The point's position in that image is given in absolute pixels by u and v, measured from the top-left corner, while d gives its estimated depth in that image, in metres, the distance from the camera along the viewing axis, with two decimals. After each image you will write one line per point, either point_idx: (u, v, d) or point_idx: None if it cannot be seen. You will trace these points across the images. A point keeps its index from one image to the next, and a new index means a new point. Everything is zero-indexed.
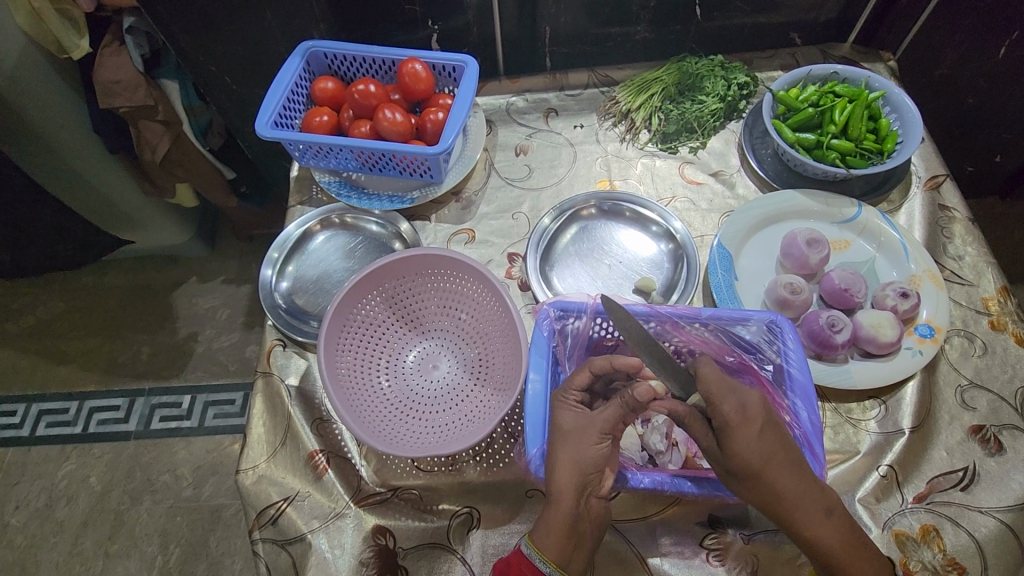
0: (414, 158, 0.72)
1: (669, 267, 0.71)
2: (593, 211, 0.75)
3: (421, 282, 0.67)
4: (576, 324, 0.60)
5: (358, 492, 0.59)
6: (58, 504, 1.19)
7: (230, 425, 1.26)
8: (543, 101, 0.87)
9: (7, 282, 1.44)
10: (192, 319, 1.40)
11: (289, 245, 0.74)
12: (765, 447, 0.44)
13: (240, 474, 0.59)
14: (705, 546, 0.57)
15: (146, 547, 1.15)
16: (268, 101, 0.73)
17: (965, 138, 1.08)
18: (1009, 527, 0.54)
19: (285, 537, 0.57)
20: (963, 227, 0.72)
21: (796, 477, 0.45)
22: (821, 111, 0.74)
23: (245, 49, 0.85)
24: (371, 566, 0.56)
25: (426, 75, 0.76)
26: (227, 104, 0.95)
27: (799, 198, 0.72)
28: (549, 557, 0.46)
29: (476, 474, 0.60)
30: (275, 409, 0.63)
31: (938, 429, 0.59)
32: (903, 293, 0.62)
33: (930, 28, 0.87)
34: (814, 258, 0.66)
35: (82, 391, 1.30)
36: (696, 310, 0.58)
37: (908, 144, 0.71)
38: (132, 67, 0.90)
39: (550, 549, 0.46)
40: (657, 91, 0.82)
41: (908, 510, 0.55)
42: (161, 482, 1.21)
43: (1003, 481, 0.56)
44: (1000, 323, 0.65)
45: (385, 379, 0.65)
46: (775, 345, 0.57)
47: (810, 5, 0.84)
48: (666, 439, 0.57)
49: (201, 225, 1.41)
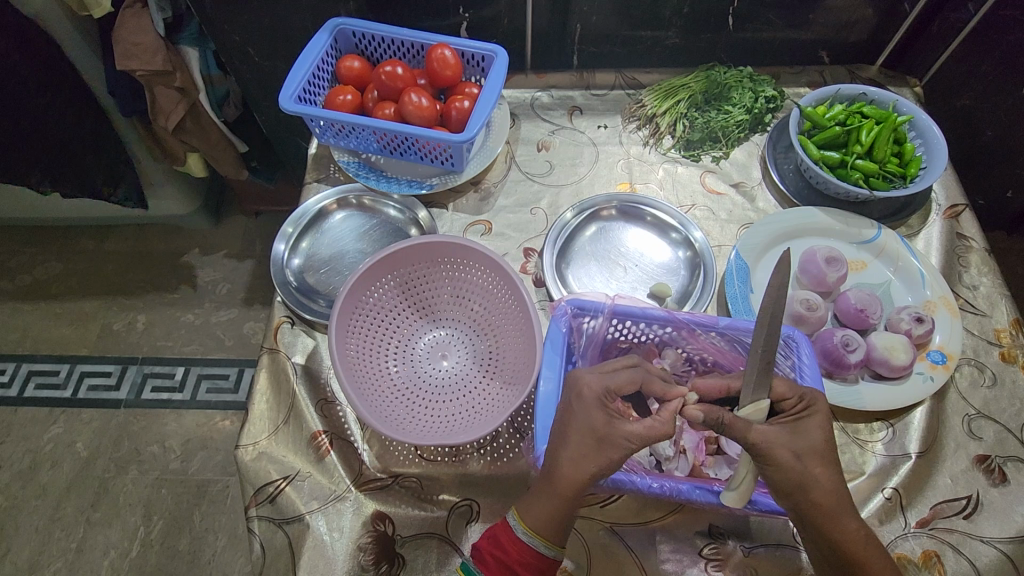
0: (437, 144, 0.72)
1: (686, 274, 0.71)
2: (613, 212, 0.75)
3: (436, 270, 0.66)
4: (591, 324, 0.60)
5: (359, 477, 0.58)
6: (42, 467, 1.18)
7: (222, 400, 1.25)
8: (568, 98, 0.86)
9: (6, 239, 1.42)
10: (190, 291, 1.38)
11: (305, 221, 0.73)
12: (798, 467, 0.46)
13: (241, 449, 0.58)
14: (705, 555, 0.56)
15: (129, 517, 1.13)
16: (294, 75, 0.72)
17: (980, 172, 1.09)
18: (1010, 558, 0.54)
19: (283, 515, 0.56)
20: (979, 257, 0.72)
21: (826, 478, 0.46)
22: (847, 131, 0.74)
23: (271, 23, 0.83)
24: (369, 552, 0.55)
25: (455, 62, 0.75)
26: (247, 76, 0.93)
27: (819, 216, 0.72)
28: (532, 528, 0.47)
29: (479, 467, 0.60)
30: (280, 386, 0.62)
31: (944, 456, 0.59)
32: (918, 318, 0.62)
33: (957, 58, 0.87)
34: (831, 276, 0.66)
35: (75, 355, 1.28)
36: (712, 319, 0.58)
37: (933, 170, 0.71)
38: (153, 30, 0.88)
39: (535, 520, 0.47)
40: (684, 98, 0.81)
41: (910, 534, 0.55)
42: (148, 453, 1.19)
43: (1005, 512, 0.56)
44: (1010, 355, 0.65)
45: (393, 365, 0.64)
46: (790, 359, 0.57)
47: (842, 25, 0.84)
48: (675, 445, 0.57)
49: (207, 197, 1.40)
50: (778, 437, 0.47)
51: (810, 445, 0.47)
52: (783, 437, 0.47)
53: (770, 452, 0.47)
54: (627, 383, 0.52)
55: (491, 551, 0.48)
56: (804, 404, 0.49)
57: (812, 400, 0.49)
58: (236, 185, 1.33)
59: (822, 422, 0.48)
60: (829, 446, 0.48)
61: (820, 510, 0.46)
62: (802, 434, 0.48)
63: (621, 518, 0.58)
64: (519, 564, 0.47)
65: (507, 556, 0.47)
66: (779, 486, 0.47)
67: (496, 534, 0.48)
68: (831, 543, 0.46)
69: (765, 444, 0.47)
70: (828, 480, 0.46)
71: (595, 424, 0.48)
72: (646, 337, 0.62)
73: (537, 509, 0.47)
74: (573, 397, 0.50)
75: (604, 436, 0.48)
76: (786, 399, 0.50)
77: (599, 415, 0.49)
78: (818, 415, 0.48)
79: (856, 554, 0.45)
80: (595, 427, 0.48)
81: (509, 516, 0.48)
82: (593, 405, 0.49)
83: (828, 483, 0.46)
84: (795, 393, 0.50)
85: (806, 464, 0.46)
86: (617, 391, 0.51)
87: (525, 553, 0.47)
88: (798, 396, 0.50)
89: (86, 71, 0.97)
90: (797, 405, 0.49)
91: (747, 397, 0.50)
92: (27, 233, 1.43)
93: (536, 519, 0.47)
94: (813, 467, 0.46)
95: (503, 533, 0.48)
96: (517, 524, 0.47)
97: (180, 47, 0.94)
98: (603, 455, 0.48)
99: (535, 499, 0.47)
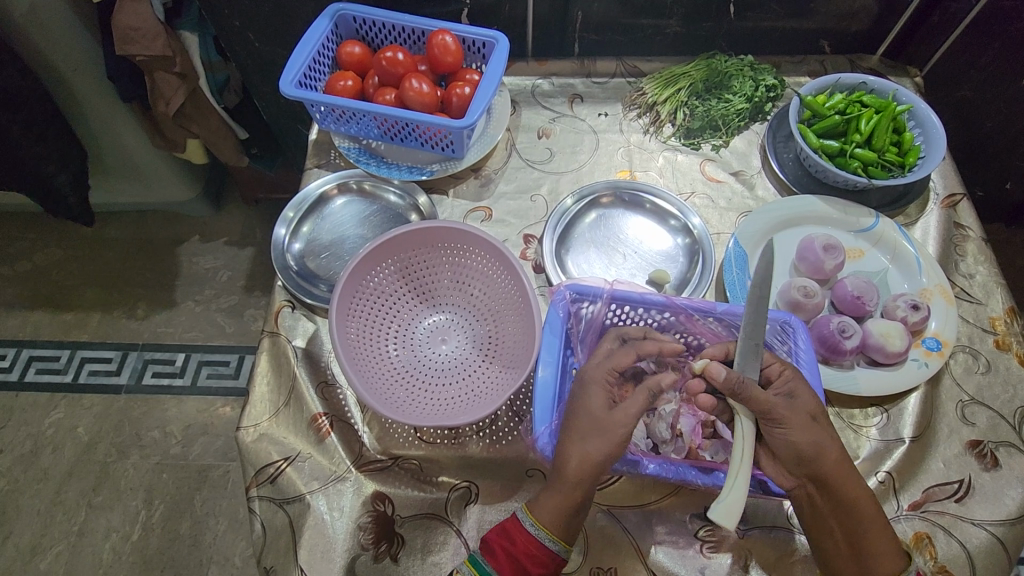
0: (438, 130, 0.72)
1: (684, 262, 0.71)
2: (612, 199, 0.75)
3: (436, 254, 0.66)
4: (590, 309, 0.61)
5: (359, 458, 0.59)
6: (43, 451, 1.18)
7: (222, 387, 1.26)
8: (569, 86, 0.86)
9: (7, 225, 1.42)
10: (191, 278, 1.38)
11: (306, 206, 0.73)
12: (813, 430, 0.49)
13: (241, 430, 0.59)
14: (700, 537, 0.57)
15: (130, 502, 1.14)
16: (294, 59, 0.72)
17: (979, 163, 1.09)
18: (999, 540, 0.55)
19: (283, 496, 0.56)
20: (976, 246, 0.72)
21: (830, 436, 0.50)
22: (847, 120, 0.74)
23: (271, 8, 0.83)
24: (369, 532, 0.56)
25: (456, 48, 0.75)
26: (247, 61, 0.92)
27: (817, 205, 0.72)
28: (542, 521, 0.48)
29: (477, 449, 0.60)
30: (281, 369, 0.63)
31: (938, 440, 0.60)
32: (914, 305, 0.63)
33: (958, 48, 0.87)
34: (829, 264, 0.66)
35: (76, 341, 1.29)
36: (710, 304, 0.59)
37: (932, 159, 0.71)
38: (153, 14, 0.86)
39: (542, 512, 0.48)
40: (684, 86, 0.81)
41: (902, 516, 0.56)
42: (149, 438, 1.20)
43: (997, 496, 0.57)
44: (1004, 342, 0.66)
45: (393, 349, 0.65)
46: (786, 343, 0.58)
47: (844, 14, 0.84)
48: (671, 428, 0.57)
49: (207, 185, 1.40)
50: (784, 403, 0.50)
51: (812, 409, 0.50)
52: (789, 404, 0.50)
53: (781, 414, 0.49)
54: (625, 358, 0.55)
55: (501, 543, 0.48)
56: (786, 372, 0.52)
57: (793, 368, 0.52)
58: (236, 172, 1.33)
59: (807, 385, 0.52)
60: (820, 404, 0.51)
61: (835, 467, 0.49)
62: (802, 398, 0.50)
63: (617, 498, 0.58)
64: (526, 556, 0.48)
65: (514, 546, 0.48)
66: (794, 449, 0.49)
67: (505, 526, 0.49)
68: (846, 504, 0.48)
69: (778, 410, 0.49)
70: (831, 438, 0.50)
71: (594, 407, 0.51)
72: (644, 322, 0.62)
73: (546, 501, 0.49)
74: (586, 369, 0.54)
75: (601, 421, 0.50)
76: (771, 365, 0.53)
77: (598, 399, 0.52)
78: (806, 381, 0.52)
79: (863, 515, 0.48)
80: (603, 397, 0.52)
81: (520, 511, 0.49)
82: (595, 387, 0.52)
83: (831, 444, 0.49)
84: (779, 359, 0.53)
85: (813, 425, 0.49)
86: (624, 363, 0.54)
87: (532, 544, 0.48)
88: (781, 363, 0.53)
89: (84, 56, 0.96)
90: (782, 372, 0.52)
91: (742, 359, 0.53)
92: (27, 220, 1.43)
93: (547, 512, 0.48)
94: (822, 428, 0.50)
95: (515, 530, 0.49)
96: (527, 519, 0.48)
97: (179, 32, 0.93)
98: (607, 440, 0.49)
99: (543, 491, 0.49)
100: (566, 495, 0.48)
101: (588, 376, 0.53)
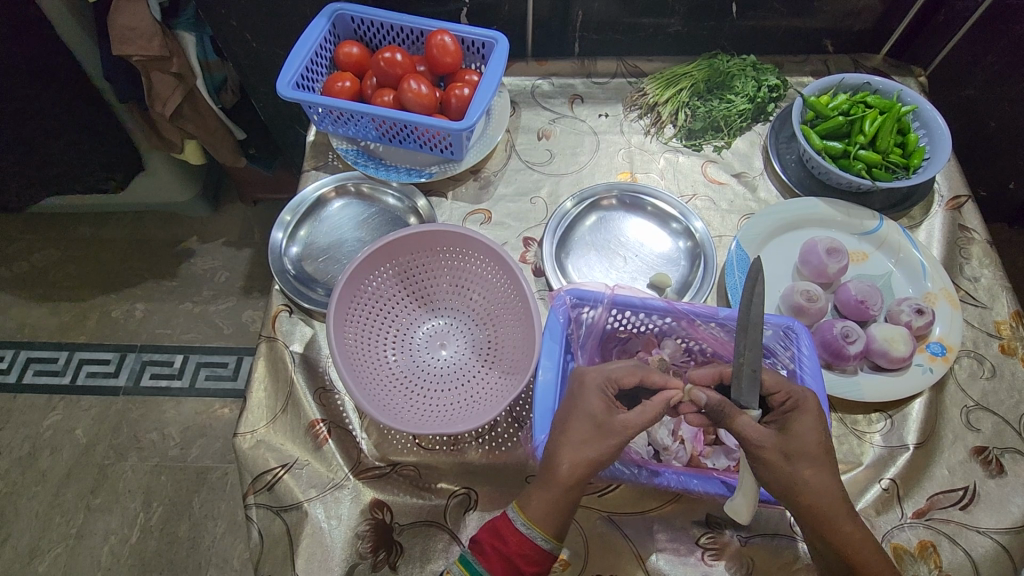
0: (437, 132, 0.71)
1: (686, 265, 0.71)
2: (613, 202, 0.74)
3: (435, 259, 0.65)
4: (591, 314, 0.60)
5: (357, 465, 0.58)
6: (42, 453, 1.18)
7: (221, 388, 1.25)
8: (569, 86, 0.85)
9: (5, 226, 1.41)
10: (189, 279, 1.37)
11: (303, 209, 0.72)
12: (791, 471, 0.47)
13: (238, 437, 0.58)
14: (702, 544, 0.56)
15: (128, 503, 1.14)
16: (291, 61, 0.71)
17: (983, 163, 1.08)
18: (1004, 548, 0.54)
19: (281, 503, 0.56)
20: (981, 249, 0.72)
21: (820, 474, 0.46)
22: (851, 121, 0.73)
23: (269, 8, 0.82)
24: (367, 540, 0.55)
25: (455, 48, 0.74)
26: (244, 61, 0.92)
27: (821, 207, 0.71)
28: (531, 519, 0.47)
29: (477, 455, 0.60)
30: (278, 374, 0.62)
31: (942, 447, 0.59)
32: (919, 310, 0.62)
33: (963, 47, 0.86)
34: (832, 268, 0.65)
35: (74, 342, 1.28)
36: (713, 309, 0.58)
37: (936, 161, 0.70)
38: (149, 15, 0.85)
39: (532, 512, 0.47)
40: (686, 86, 0.81)
41: (907, 524, 0.56)
42: (148, 440, 1.19)
43: (1002, 503, 0.56)
44: (1010, 347, 0.65)
45: (392, 354, 0.64)
46: (790, 350, 0.57)
47: (847, 13, 0.83)
48: (673, 435, 0.57)
49: (205, 185, 1.39)
50: (768, 437, 0.48)
51: (802, 447, 0.47)
52: (773, 438, 0.48)
53: (759, 451, 0.47)
54: (631, 376, 0.53)
55: (492, 543, 0.47)
56: (790, 403, 0.49)
57: (800, 398, 0.49)
58: (234, 172, 1.32)
59: (815, 419, 0.48)
60: (822, 441, 0.47)
61: (816, 510, 0.46)
62: (793, 430, 0.48)
63: (617, 505, 0.58)
64: (519, 556, 0.46)
65: (506, 546, 0.46)
66: (770, 486, 0.48)
67: (497, 527, 0.48)
68: (830, 544, 0.46)
69: (756, 443, 0.48)
70: (818, 479, 0.46)
71: (596, 412, 0.50)
72: (645, 327, 0.62)
73: (534, 504, 0.47)
74: (577, 385, 0.52)
75: (606, 422, 0.49)
76: (776, 393, 0.51)
77: (599, 403, 0.50)
78: (810, 413, 0.48)
79: (853, 554, 0.45)
80: (596, 414, 0.50)
81: (510, 509, 0.48)
82: (593, 391, 0.51)
83: (818, 484, 0.46)
84: (783, 388, 0.50)
85: (794, 466, 0.47)
86: (622, 381, 0.52)
87: (524, 544, 0.46)
88: (786, 392, 0.50)
89: (81, 57, 0.95)
90: (785, 401, 0.50)
91: (741, 384, 0.51)
92: (25, 220, 1.42)
93: (537, 513, 0.47)
94: (803, 469, 0.46)
95: (506, 529, 0.47)
96: (518, 516, 0.47)
97: (176, 32, 0.92)
98: (608, 444, 0.48)
99: (533, 493, 0.47)
100: (549, 500, 0.47)
101: (590, 381, 0.52)
